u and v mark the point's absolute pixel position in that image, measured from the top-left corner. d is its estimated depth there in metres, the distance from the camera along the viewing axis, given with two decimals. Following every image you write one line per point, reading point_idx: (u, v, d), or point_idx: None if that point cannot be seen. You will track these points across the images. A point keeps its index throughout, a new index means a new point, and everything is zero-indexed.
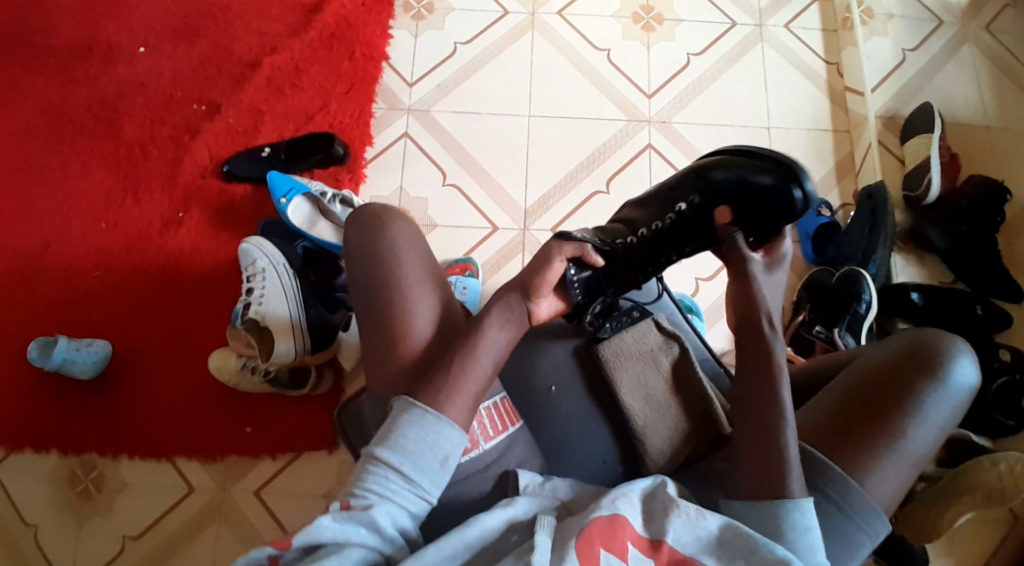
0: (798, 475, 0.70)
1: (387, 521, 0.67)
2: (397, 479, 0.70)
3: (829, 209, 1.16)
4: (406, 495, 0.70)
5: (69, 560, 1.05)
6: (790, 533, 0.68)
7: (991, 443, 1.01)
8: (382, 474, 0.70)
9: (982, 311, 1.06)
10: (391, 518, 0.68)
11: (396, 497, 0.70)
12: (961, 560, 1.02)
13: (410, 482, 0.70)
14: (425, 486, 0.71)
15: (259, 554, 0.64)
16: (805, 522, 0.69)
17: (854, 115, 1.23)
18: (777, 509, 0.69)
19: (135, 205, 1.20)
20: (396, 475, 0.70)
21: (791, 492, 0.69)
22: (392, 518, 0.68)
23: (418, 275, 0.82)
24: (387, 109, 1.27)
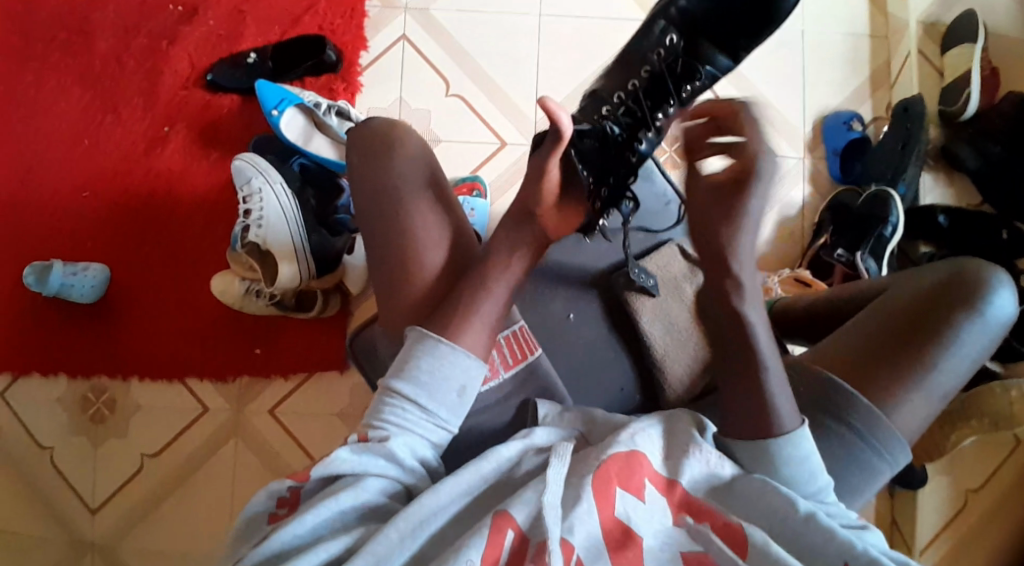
0: (788, 407, 0.68)
1: (405, 452, 0.67)
2: (415, 410, 0.69)
3: (861, 124, 1.10)
4: (425, 425, 0.69)
5: (91, 480, 1.08)
6: (785, 464, 0.67)
7: (1001, 369, 1.02)
8: (399, 406, 0.69)
9: (1007, 236, 1.01)
10: (410, 449, 0.68)
11: (415, 427, 0.69)
12: (962, 481, 1.05)
13: (429, 413, 0.69)
14: (445, 416, 0.70)
15: (279, 486, 0.65)
16: (799, 453, 0.67)
17: (893, 18, 1.13)
18: (776, 452, 0.67)
19: (118, 119, 1.13)
20: (412, 405, 0.69)
21: (785, 427, 0.67)
22: (412, 449, 0.68)
23: (421, 196, 0.77)
24: (381, 7, 1.16)
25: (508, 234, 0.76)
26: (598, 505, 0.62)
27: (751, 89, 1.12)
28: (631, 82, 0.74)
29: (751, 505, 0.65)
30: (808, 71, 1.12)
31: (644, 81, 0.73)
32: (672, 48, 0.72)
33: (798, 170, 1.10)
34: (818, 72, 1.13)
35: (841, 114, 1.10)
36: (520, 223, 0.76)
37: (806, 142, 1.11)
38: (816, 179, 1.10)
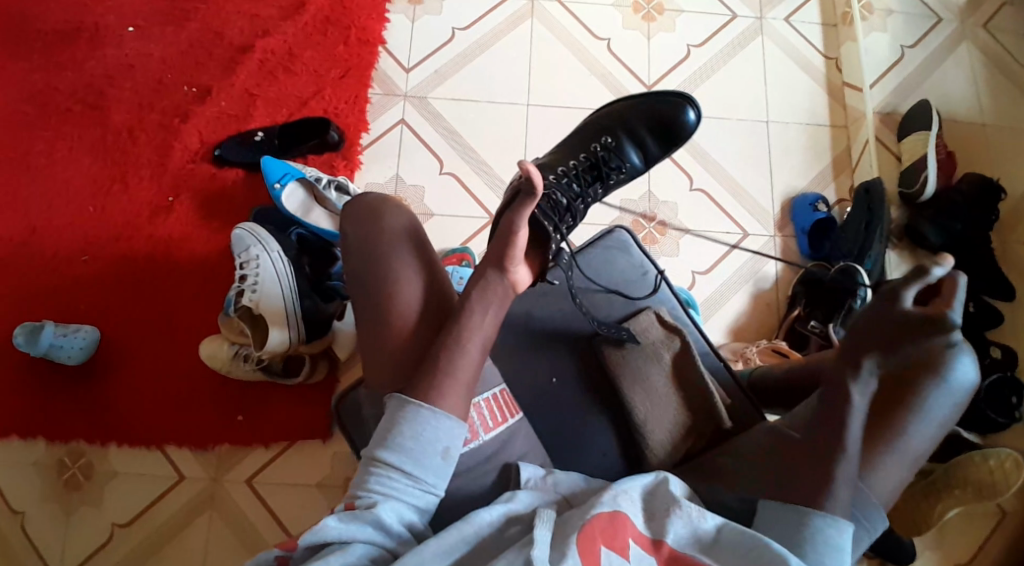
0: (842, 494, 0.73)
1: (392, 518, 0.66)
2: (400, 478, 0.69)
3: (826, 205, 1.17)
4: (410, 492, 0.69)
5: (59, 549, 1.04)
6: (825, 551, 0.71)
7: (980, 439, 1.04)
8: (385, 475, 0.69)
9: (974, 308, 1.08)
10: (397, 515, 0.67)
11: (401, 494, 0.68)
12: (950, 554, 1.04)
13: (414, 480, 0.69)
14: (430, 481, 0.70)
15: (268, 555, 0.66)
16: (838, 540, 0.71)
17: (852, 111, 1.24)
18: (817, 530, 0.71)
19: (125, 188, 1.18)
20: (399, 473, 0.69)
21: (831, 508, 0.72)
22: (399, 514, 0.67)
23: (410, 265, 0.79)
24: (383, 94, 1.25)
25: (479, 283, 0.78)
26: (586, 561, 0.61)
27: (722, 171, 1.20)
28: (569, 160, 0.98)
29: (737, 557, 0.65)
30: (775, 158, 1.22)
31: (581, 162, 0.98)
32: (606, 145, 1.01)
33: (770, 246, 1.17)
34: (783, 158, 1.22)
35: (807, 197, 1.18)
36: (487, 259, 0.80)
37: (776, 222, 1.19)
38: (787, 255, 1.17)
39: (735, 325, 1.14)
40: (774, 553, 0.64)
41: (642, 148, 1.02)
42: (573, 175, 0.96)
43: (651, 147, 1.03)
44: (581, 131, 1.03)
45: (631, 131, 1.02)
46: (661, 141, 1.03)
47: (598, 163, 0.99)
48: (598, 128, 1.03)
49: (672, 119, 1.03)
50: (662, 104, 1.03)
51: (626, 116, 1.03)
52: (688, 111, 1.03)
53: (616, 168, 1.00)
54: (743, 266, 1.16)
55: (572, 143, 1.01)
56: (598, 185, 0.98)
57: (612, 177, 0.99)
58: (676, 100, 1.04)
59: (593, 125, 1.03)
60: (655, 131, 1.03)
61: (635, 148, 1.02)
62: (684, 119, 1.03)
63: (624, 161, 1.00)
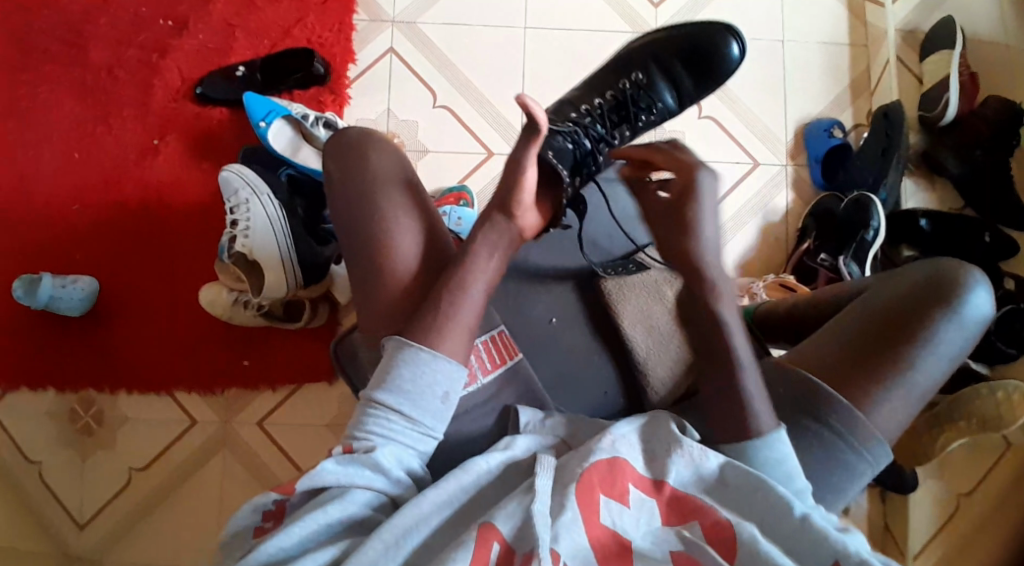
0: (763, 409, 0.70)
1: (392, 462, 0.66)
2: (399, 420, 0.68)
3: (842, 131, 1.12)
4: (410, 434, 0.68)
5: (78, 493, 1.07)
6: (766, 466, 0.68)
7: (989, 371, 1.02)
8: (383, 416, 0.68)
9: (989, 239, 1.03)
10: (397, 460, 0.67)
11: (400, 437, 0.68)
12: (953, 483, 1.06)
13: (413, 421, 0.68)
14: (429, 422, 0.69)
15: (264, 500, 0.64)
16: (776, 454, 0.68)
17: (872, 27, 1.16)
18: (753, 452, 0.68)
19: (109, 132, 1.14)
20: (397, 415, 0.68)
21: (761, 427, 0.69)
22: (399, 459, 0.67)
23: (401, 204, 0.76)
24: (369, 21, 1.17)
25: (483, 224, 0.77)
26: (584, 513, 0.62)
27: (732, 96, 1.14)
28: (597, 99, 0.94)
29: (738, 499, 0.66)
30: (790, 80, 1.15)
31: (608, 101, 0.94)
32: (635, 82, 0.96)
33: (781, 175, 1.12)
34: (797, 79, 1.15)
35: (822, 122, 1.12)
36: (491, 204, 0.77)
37: (789, 148, 1.13)
38: (798, 185, 1.12)
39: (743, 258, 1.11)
40: (774, 494, 0.65)
41: (675, 86, 0.97)
42: (597, 116, 0.92)
43: (690, 86, 0.98)
44: (609, 67, 0.98)
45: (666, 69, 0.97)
46: (697, 77, 0.98)
47: (625, 102, 0.95)
48: (627, 62, 0.98)
49: (713, 47, 0.98)
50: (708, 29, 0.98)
51: (672, 50, 0.98)
52: (732, 43, 0.99)
53: (646, 108, 0.96)
54: (754, 195, 1.12)
55: (599, 80, 0.96)
56: (625, 126, 0.95)
57: (640, 118, 0.96)
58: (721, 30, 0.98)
59: (630, 57, 0.98)
60: (693, 63, 0.98)
61: (669, 87, 0.97)
62: (727, 46, 0.98)
63: (653, 101, 0.96)
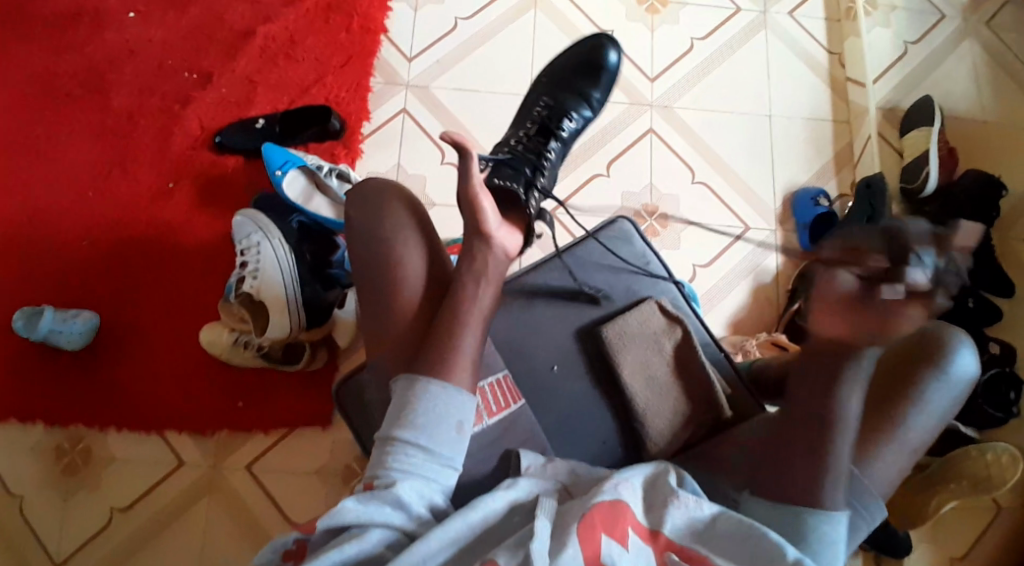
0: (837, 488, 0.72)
1: (413, 497, 0.66)
2: (417, 454, 0.68)
3: (827, 200, 1.17)
4: (430, 467, 0.68)
5: (56, 534, 1.04)
6: (816, 543, 0.71)
7: (977, 434, 1.03)
8: (402, 452, 0.68)
9: (973, 304, 1.07)
10: (419, 495, 0.66)
11: (421, 470, 0.68)
12: (947, 550, 1.05)
13: (431, 454, 0.69)
14: (448, 454, 0.70)
15: (285, 540, 0.66)
16: (831, 533, 0.71)
17: (854, 107, 1.24)
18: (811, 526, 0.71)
19: (125, 174, 1.18)
20: (415, 450, 0.69)
21: (827, 504, 0.71)
22: (420, 493, 0.67)
23: (412, 243, 0.79)
24: (385, 83, 1.25)
25: (470, 257, 0.79)
26: (585, 550, 0.61)
27: (725, 165, 1.21)
28: (518, 132, 1.00)
29: (731, 548, 0.65)
30: (778, 153, 1.22)
31: (529, 129, 1.00)
32: (547, 105, 1.04)
33: (771, 241, 1.18)
34: (785, 153, 1.22)
35: (809, 191, 1.18)
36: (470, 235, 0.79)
37: (778, 216, 1.19)
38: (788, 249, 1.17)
39: (735, 318, 1.14)
40: (769, 542, 0.65)
41: (580, 96, 1.06)
42: (524, 141, 0.98)
43: (596, 94, 1.07)
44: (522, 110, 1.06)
45: (564, 85, 1.06)
46: (599, 81, 1.08)
47: (546, 123, 1.01)
48: (535, 97, 1.06)
49: (596, 57, 1.09)
50: (587, 47, 1.09)
51: (565, 77, 1.07)
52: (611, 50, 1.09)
53: (563, 119, 1.02)
54: (745, 259, 1.17)
55: (519, 119, 1.04)
56: (554, 141, 1.00)
57: (564, 130, 1.01)
58: (602, 40, 1.10)
59: (535, 90, 1.07)
60: (585, 73, 1.08)
61: (573, 98, 1.05)
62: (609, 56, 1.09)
63: (569, 111, 1.03)
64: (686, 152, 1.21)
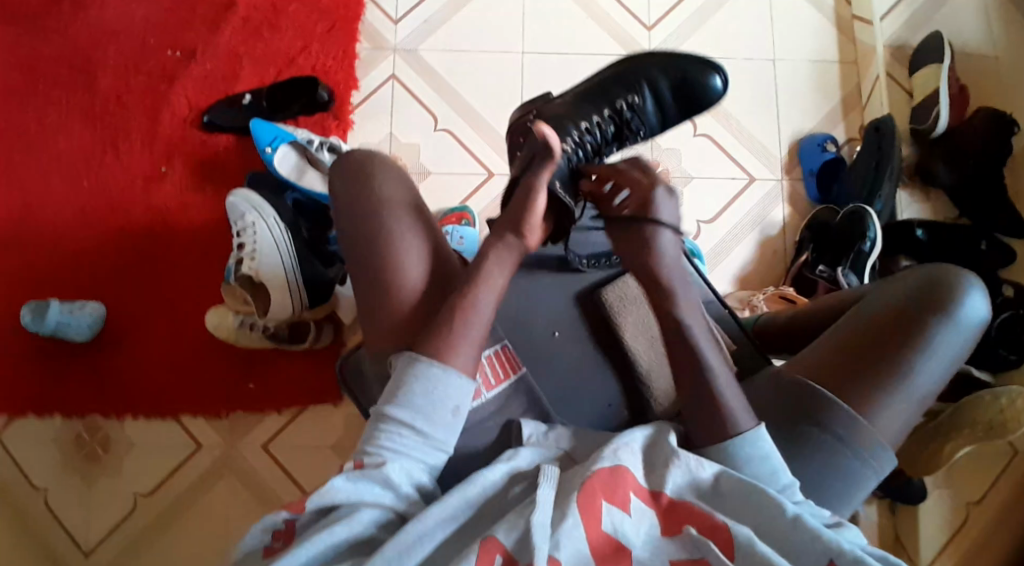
0: (742, 410, 0.69)
1: (401, 477, 0.66)
2: (410, 435, 0.69)
3: (835, 145, 1.15)
4: (421, 449, 0.69)
5: (82, 520, 1.07)
6: (748, 464, 0.67)
7: (992, 378, 1.03)
8: (395, 432, 0.69)
9: (986, 246, 1.05)
10: (407, 475, 0.67)
11: (411, 452, 0.68)
12: (959, 492, 1.06)
13: (424, 436, 0.69)
14: (440, 437, 0.70)
15: (274, 520, 0.65)
16: (758, 451, 0.67)
17: (861, 45, 1.19)
18: (735, 452, 0.68)
19: (116, 160, 1.16)
20: (408, 430, 0.69)
21: (741, 426, 0.68)
22: (409, 474, 0.67)
23: (408, 225, 0.77)
24: (372, 49, 1.21)
25: (490, 244, 0.77)
26: (585, 520, 0.61)
27: (727, 115, 1.17)
28: (593, 116, 0.89)
29: (734, 507, 0.64)
30: (782, 98, 1.18)
31: (603, 117, 0.90)
32: (631, 102, 0.93)
33: (777, 190, 1.15)
34: (790, 98, 1.18)
35: (816, 137, 1.15)
36: (502, 222, 0.78)
37: (783, 164, 1.16)
38: (793, 198, 1.15)
39: (742, 272, 1.12)
40: (767, 497, 0.63)
41: (664, 108, 0.95)
42: (595, 134, 0.89)
43: (674, 118, 0.96)
44: (603, 80, 0.93)
45: (658, 96, 0.94)
46: (681, 102, 0.95)
47: (620, 120, 0.92)
48: (624, 80, 0.93)
49: (699, 85, 0.95)
50: (699, 72, 0.94)
51: (659, 81, 0.94)
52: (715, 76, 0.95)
53: (635, 131, 0.94)
54: (749, 212, 1.14)
55: (596, 93, 0.92)
56: (613, 144, 0.93)
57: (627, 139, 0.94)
58: (713, 75, 0.95)
59: (625, 75, 0.94)
60: (680, 96, 0.95)
61: (658, 110, 0.94)
62: (709, 82, 0.95)
63: (642, 129, 0.94)
64: None
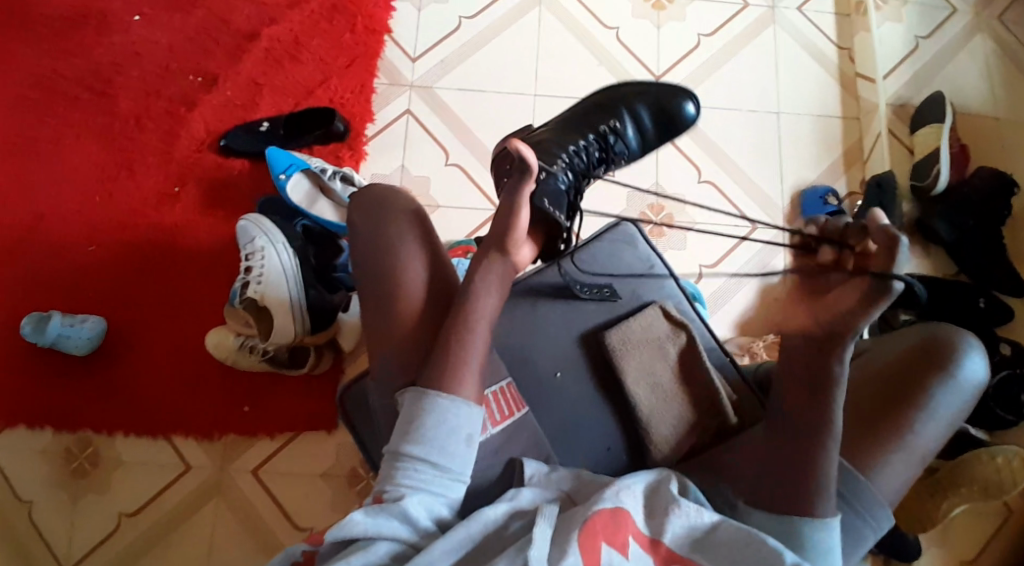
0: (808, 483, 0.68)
1: (421, 511, 0.65)
2: (428, 469, 0.68)
3: (836, 198, 1.16)
4: (440, 482, 0.68)
5: (64, 537, 1.05)
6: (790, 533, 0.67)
7: (988, 436, 1.03)
8: (412, 467, 0.68)
9: (984, 304, 1.06)
10: (426, 508, 0.66)
11: (430, 486, 0.68)
12: (956, 553, 1.05)
13: (442, 469, 0.68)
14: (458, 469, 0.69)
15: (295, 550, 0.67)
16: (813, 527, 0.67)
17: (864, 103, 1.22)
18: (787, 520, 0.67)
19: (130, 177, 1.18)
20: (425, 465, 0.68)
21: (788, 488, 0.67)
22: (429, 507, 0.66)
23: (416, 254, 0.78)
24: (389, 84, 1.24)
25: (480, 265, 0.78)
26: (585, 558, 0.60)
27: (732, 164, 1.20)
28: (579, 139, 0.94)
29: (733, 556, 0.63)
30: (788, 152, 1.21)
31: (589, 141, 0.95)
32: (612, 127, 0.99)
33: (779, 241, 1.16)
34: (794, 151, 1.20)
35: (817, 190, 1.16)
36: (488, 240, 0.79)
37: (785, 215, 1.18)
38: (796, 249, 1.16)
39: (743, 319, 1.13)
40: (769, 550, 0.63)
41: (642, 131, 1.01)
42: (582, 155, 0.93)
43: (651, 138, 1.02)
44: (584, 112, 0.99)
45: (636, 118, 1.00)
46: (658, 125, 1.02)
47: (604, 145, 0.97)
48: (603, 110, 1.00)
49: (670, 105, 1.03)
50: (667, 93, 1.02)
51: (635, 106, 1.01)
52: (687, 102, 1.03)
53: (620, 153, 0.99)
54: (751, 260, 1.16)
55: (580, 122, 0.98)
56: (602, 167, 0.97)
57: (613, 159, 0.99)
58: (681, 94, 1.03)
59: (605, 106, 1.00)
60: (656, 116, 1.02)
61: (637, 132, 1.01)
62: (682, 106, 1.03)
63: (626, 150, 0.99)
64: (694, 151, 1.20)
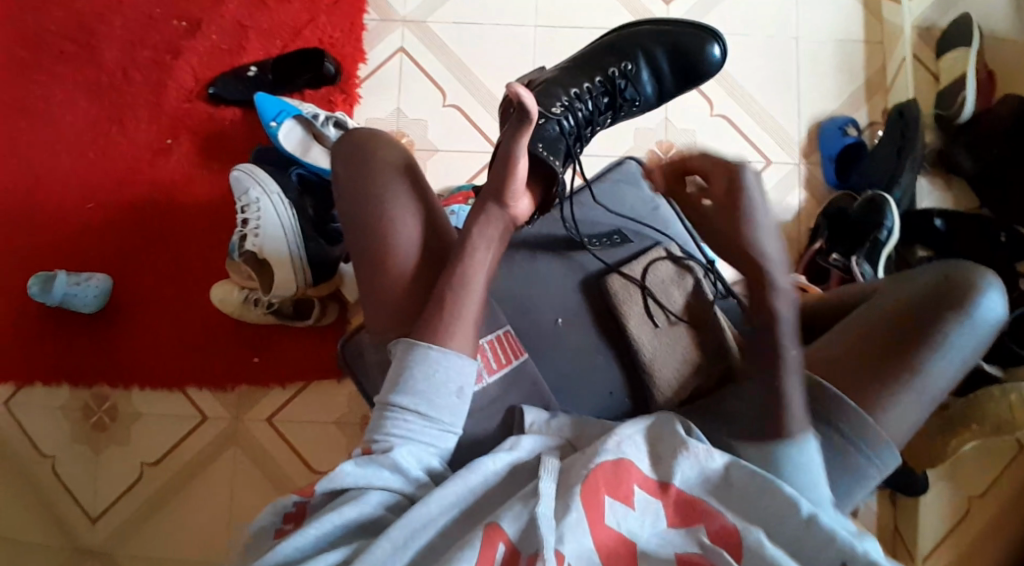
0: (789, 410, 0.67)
1: (411, 462, 0.66)
2: (416, 420, 0.68)
3: (856, 130, 1.11)
4: (430, 433, 0.68)
5: (89, 488, 1.09)
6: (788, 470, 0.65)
7: (1002, 372, 0.99)
8: (400, 417, 0.67)
9: (1005, 239, 1.01)
10: (417, 459, 0.66)
11: (419, 436, 0.67)
12: (963, 486, 1.05)
13: (431, 420, 0.68)
14: (448, 419, 0.69)
15: (286, 501, 0.66)
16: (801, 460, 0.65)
17: (888, 26, 1.15)
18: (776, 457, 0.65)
19: (122, 131, 1.15)
20: (413, 415, 0.68)
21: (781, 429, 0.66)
22: (419, 458, 0.66)
23: (406, 202, 0.76)
24: (380, 20, 1.18)
25: (477, 214, 0.76)
26: (589, 513, 0.59)
27: (744, 94, 1.14)
28: (585, 82, 0.90)
29: (742, 504, 0.62)
30: (804, 81, 1.14)
31: (594, 84, 0.90)
32: (623, 70, 0.93)
33: (794, 175, 1.12)
34: (810, 79, 1.14)
35: (837, 120, 1.11)
36: (486, 192, 0.77)
37: (802, 148, 1.12)
38: (810, 182, 1.12)
39: None
40: (781, 499, 0.61)
41: (659, 78, 0.95)
42: (586, 100, 0.89)
43: (671, 89, 0.96)
44: (592, 52, 0.94)
45: (654, 64, 0.94)
46: (680, 75, 0.96)
47: (614, 90, 0.92)
48: (617, 49, 0.94)
49: (695, 51, 0.95)
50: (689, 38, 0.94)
51: (651, 50, 0.94)
52: (713, 46, 0.96)
53: (631, 99, 0.93)
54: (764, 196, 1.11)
55: (588, 61, 0.92)
56: (608, 113, 0.93)
57: (624, 106, 0.94)
58: (707, 41, 0.95)
59: (620, 44, 0.94)
60: (675, 62, 0.95)
61: (653, 79, 0.94)
62: (709, 53, 0.96)
63: (638, 98, 0.94)
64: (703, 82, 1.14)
